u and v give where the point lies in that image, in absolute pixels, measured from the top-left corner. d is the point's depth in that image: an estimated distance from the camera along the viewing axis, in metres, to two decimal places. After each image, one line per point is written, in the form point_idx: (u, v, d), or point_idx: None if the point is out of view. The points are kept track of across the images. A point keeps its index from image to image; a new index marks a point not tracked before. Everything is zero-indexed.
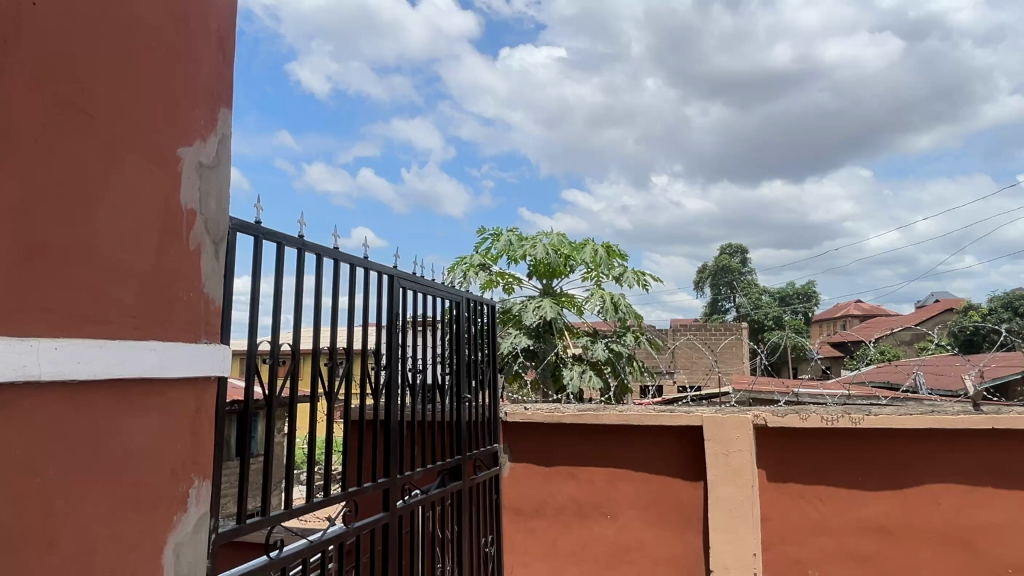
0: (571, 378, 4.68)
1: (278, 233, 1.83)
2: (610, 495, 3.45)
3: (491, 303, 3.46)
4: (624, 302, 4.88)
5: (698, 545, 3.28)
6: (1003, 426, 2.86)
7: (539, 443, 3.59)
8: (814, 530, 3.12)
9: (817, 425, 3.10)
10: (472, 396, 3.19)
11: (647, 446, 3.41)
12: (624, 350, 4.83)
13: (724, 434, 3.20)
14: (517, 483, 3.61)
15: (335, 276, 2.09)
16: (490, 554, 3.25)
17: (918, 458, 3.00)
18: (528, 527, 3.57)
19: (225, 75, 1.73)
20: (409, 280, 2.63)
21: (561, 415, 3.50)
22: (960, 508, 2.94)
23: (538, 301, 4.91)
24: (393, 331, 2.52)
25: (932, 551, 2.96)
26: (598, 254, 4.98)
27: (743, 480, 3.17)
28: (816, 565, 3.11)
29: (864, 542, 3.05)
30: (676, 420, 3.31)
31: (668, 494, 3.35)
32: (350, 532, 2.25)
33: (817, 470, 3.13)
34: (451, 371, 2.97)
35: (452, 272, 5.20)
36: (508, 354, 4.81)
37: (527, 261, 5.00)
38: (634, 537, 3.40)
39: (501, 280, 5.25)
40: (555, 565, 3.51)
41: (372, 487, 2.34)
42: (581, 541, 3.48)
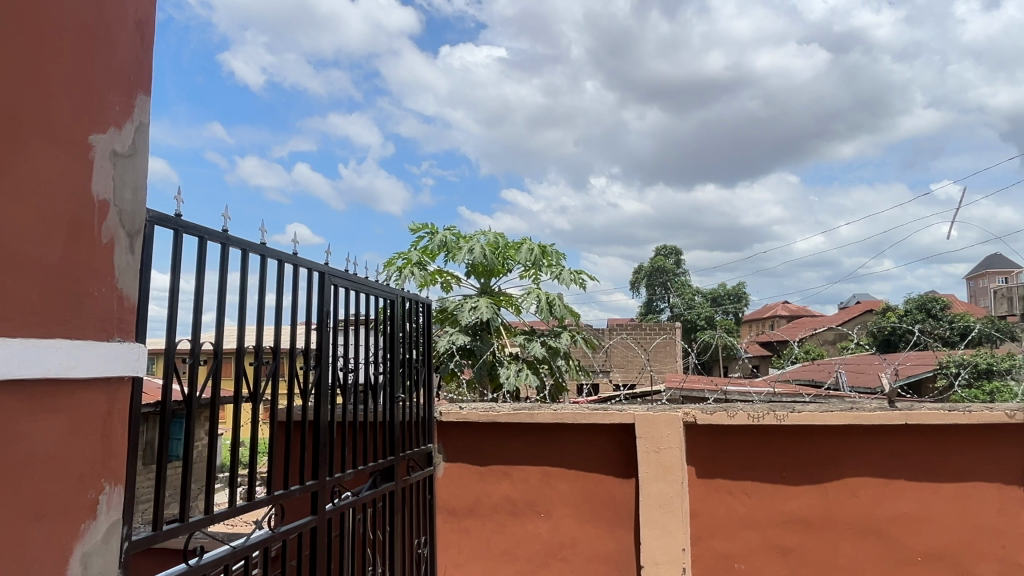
0: (507, 377, 4.67)
1: (199, 226, 1.74)
2: (544, 494, 3.46)
3: (427, 302, 3.42)
4: (560, 302, 4.90)
5: (629, 541, 3.33)
6: (915, 421, 3.00)
7: (473, 443, 3.57)
8: (740, 524, 3.21)
9: (743, 422, 3.18)
10: (407, 396, 3.14)
11: (580, 445, 3.43)
12: (560, 348, 4.85)
13: (655, 431, 3.26)
14: (451, 483, 3.58)
15: (262, 272, 2.02)
16: (423, 556, 3.21)
17: (837, 453, 3.12)
18: (462, 527, 3.55)
19: (144, 60, 1.64)
20: (342, 277, 2.57)
21: (495, 414, 3.48)
22: (876, 500, 3.07)
23: (475, 300, 4.89)
24: (324, 330, 2.45)
25: (850, 542, 3.09)
26: (535, 253, 4.99)
27: (674, 477, 3.22)
28: (742, 558, 3.20)
29: (787, 535, 3.16)
30: (608, 418, 3.34)
31: (601, 491, 3.39)
32: (276, 536, 2.17)
33: (743, 466, 3.22)
34: (384, 370, 2.91)
35: (388, 268, 5.12)
36: (444, 353, 4.77)
37: (464, 259, 4.97)
38: (567, 535, 3.42)
39: (438, 278, 5.20)
40: (488, 565, 3.50)
41: (300, 490, 2.26)
42: (515, 540, 3.48)
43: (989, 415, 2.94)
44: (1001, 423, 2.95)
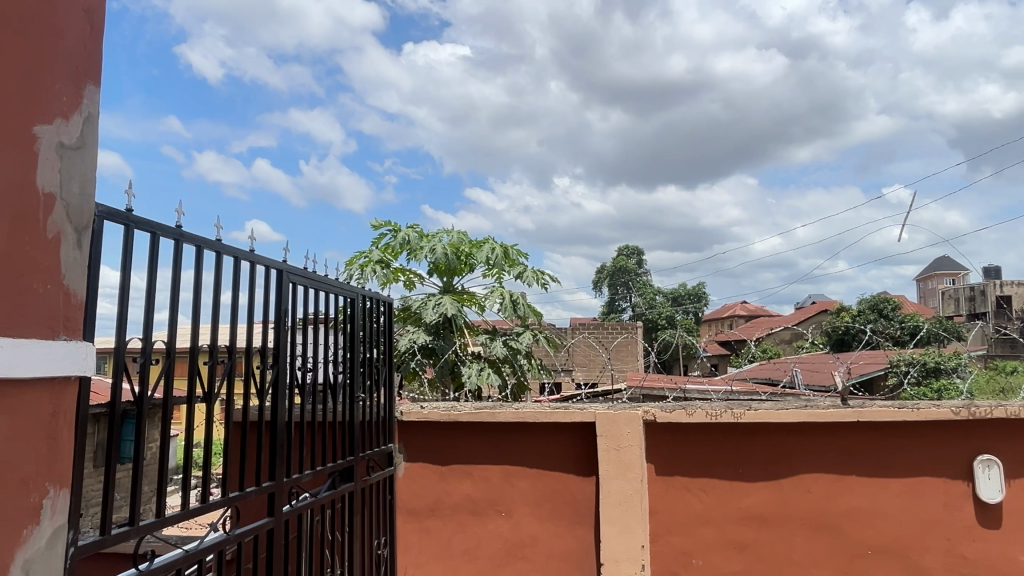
0: (469, 376, 4.65)
1: (151, 222, 1.69)
2: (505, 493, 3.46)
3: (389, 301, 3.39)
4: (523, 300, 4.91)
5: (589, 539, 3.35)
6: (867, 419, 3.09)
7: (434, 442, 3.55)
8: (698, 521, 3.26)
9: (702, 420, 3.23)
10: (367, 395, 3.11)
11: (541, 443, 3.44)
12: (522, 347, 4.83)
13: (616, 429, 3.29)
14: (412, 484, 3.55)
15: (217, 269, 1.97)
16: (383, 556, 3.18)
17: (792, 450, 3.19)
18: (422, 527, 3.53)
19: (93, 49, 1.59)
20: (301, 275, 2.52)
21: (457, 413, 3.47)
22: (829, 496, 3.15)
23: (437, 298, 4.87)
24: (281, 329, 2.40)
25: (804, 537, 3.16)
26: (499, 252, 4.99)
27: (633, 475, 3.26)
28: (700, 554, 3.24)
29: (743, 531, 3.21)
30: (569, 417, 3.35)
31: (562, 490, 3.40)
32: (231, 539, 2.12)
33: (701, 463, 3.27)
34: (344, 370, 2.87)
35: (349, 267, 5.06)
36: (406, 352, 4.73)
37: (427, 257, 4.94)
38: (529, 533, 3.42)
39: (400, 276, 5.16)
40: (449, 564, 3.49)
41: (256, 491, 2.22)
42: (476, 539, 3.47)
43: (936, 412, 3.04)
44: (947, 419, 3.04)
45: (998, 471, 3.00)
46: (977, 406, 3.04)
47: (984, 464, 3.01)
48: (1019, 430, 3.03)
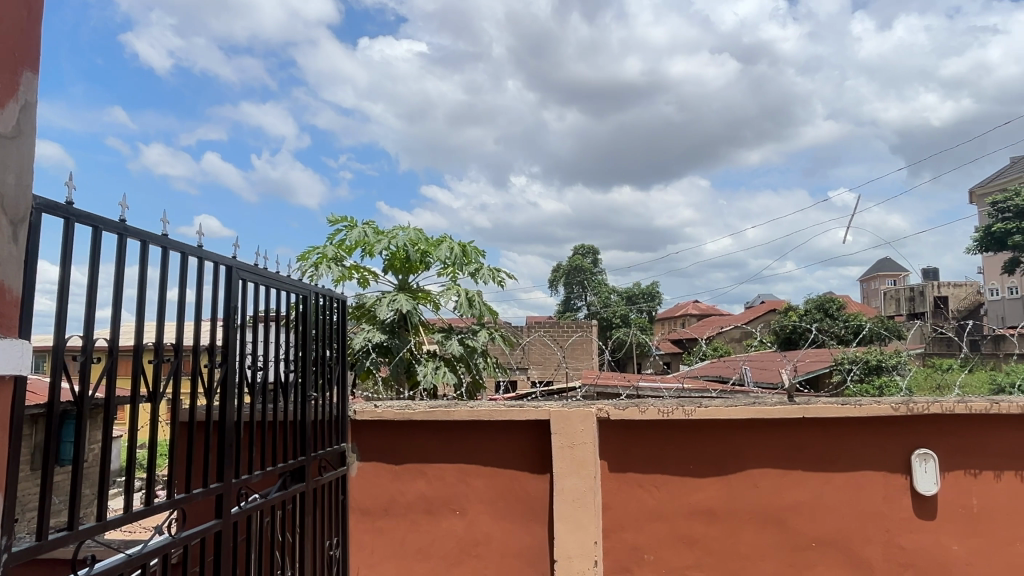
0: (424, 374, 4.61)
1: (93, 215, 1.64)
2: (459, 491, 3.45)
3: (342, 299, 3.34)
4: (479, 298, 4.91)
5: (543, 536, 3.37)
6: (812, 415, 3.18)
7: (388, 441, 3.52)
8: (649, 517, 3.30)
9: (654, 417, 3.28)
10: (319, 394, 3.06)
11: (496, 441, 3.44)
12: (478, 345, 4.84)
13: (570, 427, 3.31)
14: (365, 483, 3.52)
15: (163, 265, 1.92)
16: (335, 557, 3.15)
17: (741, 446, 3.26)
18: (376, 527, 3.50)
19: (30, 34, 1.52)
20: (251, 271, 2.47)
21: (412, 412, 3.45)
22: (775, 490, 3.23)
23: (392, 295, 4.83)
24: (231, 326, 2.35)
25: (751, 530, 3.24)
26: (455, 251, 4.97)
27: (587, 471, 3.29)
28: (651, 549, 3.30)
29: (693, 525, 3.28)
30: (524, 414, 3.36)
31: (516, 487, 3.41)
32: (177, 542, 2.06)
33: (653, 459, 3.32)
34: (295, 368, 2.82)
35: (302, 263, 4.97)
36: (360, 350, 4.67)
37: (382, 254, 4.89)
38: (483, 532, 3.42)
39: (355, 273, 5.09)
40: (402, 564, 3.46)
41: (203, 493, 2.16)
42: (430, 538, 3.46)
43: (878, 408, 3.15)
44: (887, 415, 3.16)
45: (934, 464, 3.13)
46: (915, 402, 3.16)
47: (921, 458, 3.14)
48: (954, 425, 3.16)
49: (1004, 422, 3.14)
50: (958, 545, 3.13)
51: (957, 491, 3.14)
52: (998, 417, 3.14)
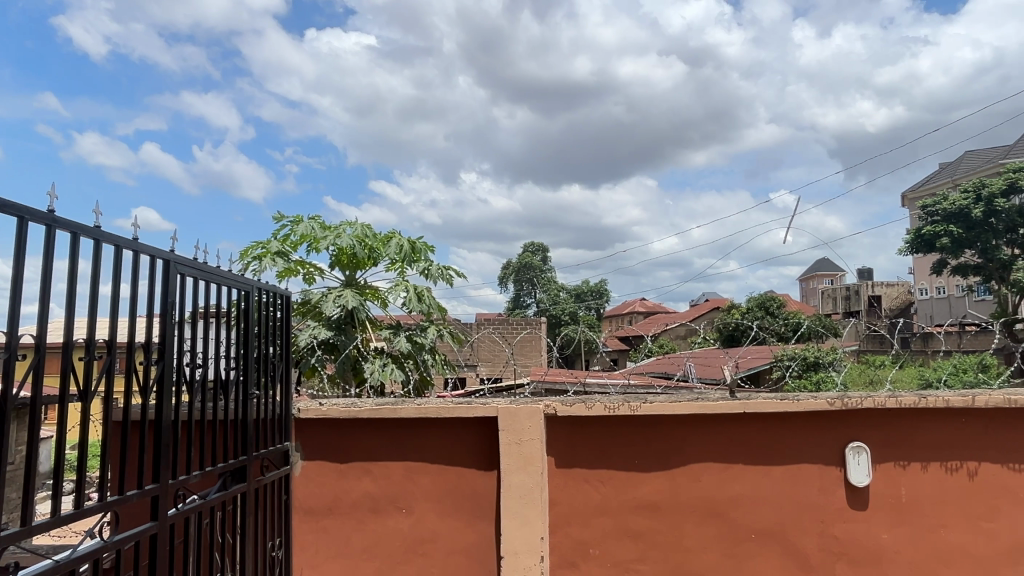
0: (371, 372, 4.55)
1: (19, 205, 1.56)
2: (405, 489, 3.42)
3: (287, 295, 3.26)
4: (428, 295, 4.86)
5: (490, 533, 3.37)
6: (752, 410, 3.26)
7: (334, 439, 3.47)
8: (595, 512, 3.34)
9: (600, 413, 3.31)
10: (262, 392, 2.99)
11: (443, 438, 3.42)
12: (427, 343, 4.78)
13: (517, 423, 3.32)
14: (310, 482, 3.46)
15: (96, 257, 1.84)
16: (278, 558, 3.08)
17: (685, 441, 3.33)
18: (319, 527, 3.45)
19: None
20: (190, 266, 2.39)
21: (357, 410, 3.40)
22: (717, 483, 3.31)
23: (339, 292, 4.75)
24: (168, 322, 2.27)
25: (694, 524, 3.31)
26: (404, 247, 4.92)
27: (534, 467, 3.30)
28: (596, 543, 3.34)
29: (637, 519, 3.33)
30: (471, 412, 3.35)
31: (463, 484, 3.40)
32: (110, 546, 1.97)
33: (599, 455, 3.35)
34: (236, 366, 2.75)
35: (245, 258, 4.84)
36: (305, 347, 4.58)
37: (329, 250, 4.81)
38: (429, 530, 3.40)
39: (300, 269, 4.99)
40: (347, 564, 3.43)
41: (138, 495, 2.08)
42: (375, 537, 3.43)
43: (815, 403, 3.25)
44: (823, 410, 3.27)
45: (866, 456, 3.26)
46: (850, 397, 3.27)
47: (854, 451, 3.27)
48: (886, 419, 3.29)
49: (931, 416, 3.28)
50: (887, 534, 3.26)
51: (887, 482, 3.27)
52: (927, 411, 3.27)
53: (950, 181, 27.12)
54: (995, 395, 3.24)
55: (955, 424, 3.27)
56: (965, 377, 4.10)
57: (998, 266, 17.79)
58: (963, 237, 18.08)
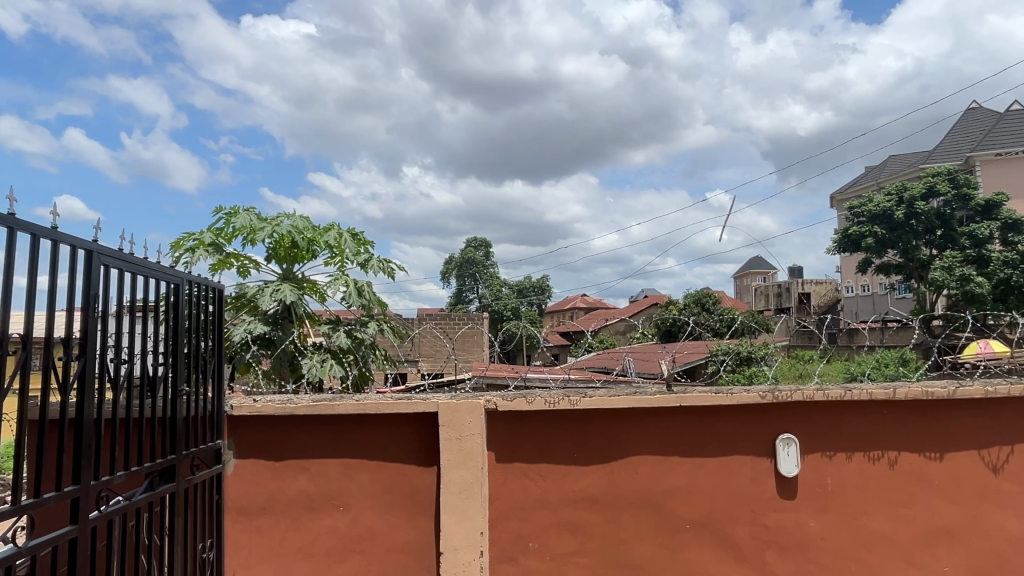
0: (309, 368, 4.44)
1: None
2: (343, 487, 3.36)
3: (220, 288, 3.14)
4: (369, 288, 4.78)
5: (428, 529, 3.34)
6: (687, 403, 3.34)
7: (268, 436, 3.38)
8: (535, 506, 3.36)
9: (541, 407, 3.32)
10: (192, 389, 2.88)
11: (382, 434, 3.37)
12: (366, 338, 4.68)
13: (458, 419, 3.30)
14: (243, 482, 3.37)
15: (9, 246, 1.73)
16: (209, 559, 2.99)
17: (623, 434, 3.37)
18: (253, 527, 3.36)
19: None
20: (114, 257, 2.27)
21: (293, 406, 3.31)
22: (654, 475, 3.37)
23: (276, 285, 4.60)
24: (91, 316, 2.15)
25: (631, 515, 3.36)
26: (344, 240, 4.82)
27: (474, 463, 3.29)
28: (535, 537, 3.36)
29: (575, 512, 3.36)
30: (411, 407, 3.31)
31: (402, 481, 3.36)
32: (24, 552, 1.86)
33: (539, 449, 3.37)
34: (166, 362, 2.64)
35: (176, 249, 4.65)
36: (240, 343, 4.44)
37: (266, 242, 4.67)
38: (367, 527, 3.35)
39: (235, 261, 4.83)
40: (282, 564, 3.36)
41: (56, 497, 1.97)
42: (311, 535, 3.36)
43: (747, 396, 3.34)
44: (755, 403, 3.36)
45: (796, 447, 3.37)
46: (781, 390, 3.38)
47: (784, 442, 3.38)
48: (814, 411, 3.41)
49: (856, 407, 3.42)
50: (814, 522, 3.39)
51: (814, 472, 3.40)
52: (852, 403, 3.41)
53: (875, 184, 28.36)
54: (915, 387, 3.39)
55: (878, 416, 3.42)
56: (887, 371, 4.29)
57: (917, 266, 18.72)
58: (886, 237, 18.93)
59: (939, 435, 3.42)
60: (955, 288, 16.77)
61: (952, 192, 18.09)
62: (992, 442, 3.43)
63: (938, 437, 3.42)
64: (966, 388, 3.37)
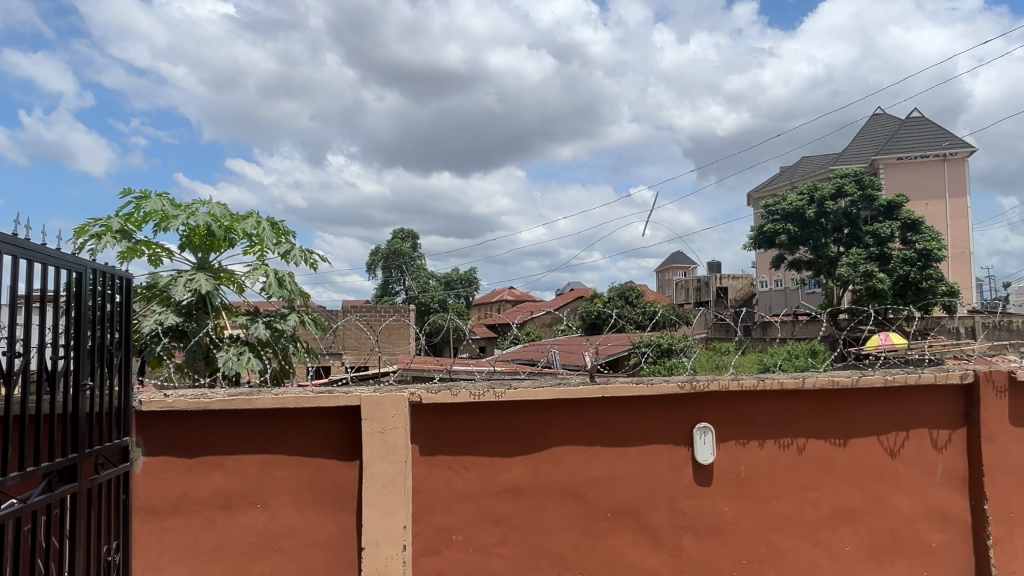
0: (225, 361, 4.24)
1: None
2: (260, 484, 3.25)
3: (128, 277, 2.98)
4: (290, 279, 4.62)
5: (350, 524, 3.28)
6: (610, 394, 3.40)
7: (180, 433, 3.24)
8: (458, 498, 3.36)
9: (466, 400, 3.31)
10: (96, 384, 2.71)
11: (303, 429, 3.28)
12: (286, 330, 4.53)
13: (381, 412, 3.25)
14: (152, 480, 3.22)
15: None
16: (115, 562, 2.84)
17: (547, 425, 3.41)
18: (163, 527, 3.22)
19: None
20: (8, 243, 2.11)
21: (207, 401, 3.17)
22: (577, 465, 3.42)
23: (190, 275, 4.40)
24: None
25: (553, 506, 3.40)
26: (264, 228, 4.66)
27: (397, 456, 3.25)
28: (459, 530, 3.36)
29: (499, 503, 3.37)
30: (333, 401, 3.23)
31: (322, 477, 3.28)
32: None
33: (463, 441, 3.36)
34: (67, 355, 2.47)
35: (80, 236, 4.38)
36: (149, 335, 4.21)
37: (179, 230, 4.46)
38: (286, 523, 3.27)
39: (146, 249, 4.60)
40: (194, 564, 3.23)
41: None
42: (226, 534, 3.24)
43: (667, 387, 3.43)
44: (674, 393, 3.46)
45: (711, 436, 3.49)
46: (698, 381, 3.49)
47: (701, 431, 3.49)
48: (729, 401, 3.54)
49: (767, 397, 3.57)
50: (728, 507, 3.52)
51: (728, 459, 3.53)
52: (765, 393, 3.55)
53: (789, 183, 29.63)
54: (822, 377, 3.57)
55: (788, 405, 3.58)
56: (797, 362, 4.50)
57: (826, 262, 19.71)
58: (799, 235, 19.85)
59: (843, 422, 3.61)
60: (861, 284, 17.74)
61: (858, 192, 19.13)
62: (890, 429, 3.65)
63: (843, 425, 3.61)
64: (868, 377, 3.57)
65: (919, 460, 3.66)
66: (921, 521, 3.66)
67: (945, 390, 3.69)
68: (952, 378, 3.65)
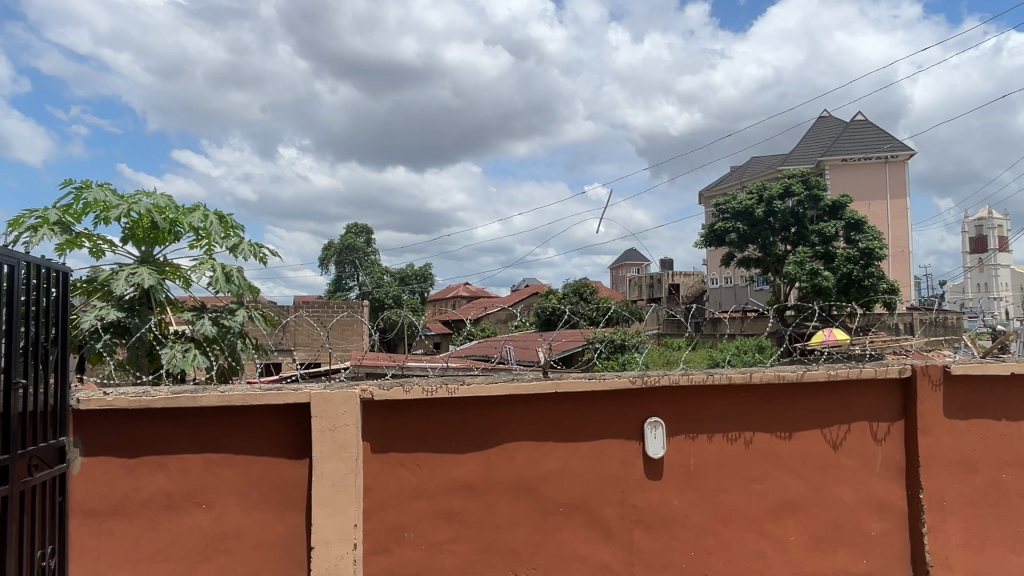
0: (169, 358, 4.10)
1: None
2: (206, 484, 3.17)
3: (64, 270, 2.85)
4: (238, 273, 4.50)
5: (299, 524, 3.22)
6: (563, 390, 3.41)
7: (121, 432, 3.13)
8: (410, 496, 3.33)
9: (418, 396, 3.28)
10: (30, 382, 2.60)
11: (251, 427, 3.20)
12: (233, 326, 4.39)
13: (332, 409, 3.19)
14: (91, 482, 3.10)
15: None
16: (50, 567, 2.73)
17: (500, 421, 3.40)
18: (103, 530, 3.11)
19: None
20: None
21: (150, 399, 3.07)
22: (530, 461, 3.43)
23: (133, 268, 4.25)
24: None
25: (506, 501, 3.40)
26: (211, 221, 4.53)
27: (347, 454, 3.20)
28: (410, 527, 3.33)
29: (452, 500, 3.36)
30: (281, 398, 3.16)
31: (271, 476, 3.21)
32: None
33: (415, 438, 3.33)
34: None
35: (15, 227, 4.19)
36: (88, 331, 4.04)
37: (121, 222, 4.30)
38: (232, 524, 3.19)
39: (86, 242, 4.42)
40: (136, 567, 3.13)
41: None
42: (169, 536, 3.15)
43: (619, 382, 3.47)
44: (626, 388, 3.50)
45: (662, 430, 3.54)
46: (650, 376, 3.53)
47: (652, 425, 3.54)
48: (679, 396, 3.60)
49: (717, 391, 3.63)
50: (678, 500, 3.58)
51: (678, 453, 3.58)
52: (714, 387, 3.62)
53: (739, 183, 30.28)
54: (768, 372, 3.66)
55: (737, 399, 3.66)
56: (745, 357, 4.59)
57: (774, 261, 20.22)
58: (748, 233, 20.31)
59: (789, 416, 3.70)
60: (807, 281, 18.26)
61: (805, 192, 19.62)
62: (833, 422, 3.76)
63: (788, 418, 3.70)
64: (812, 372, 3.67)
65: (860, 451, 3.78)
66: (861, 511, 3.78)
67: (884, 384, 3.82)
68: (891, 372, 3.78)
